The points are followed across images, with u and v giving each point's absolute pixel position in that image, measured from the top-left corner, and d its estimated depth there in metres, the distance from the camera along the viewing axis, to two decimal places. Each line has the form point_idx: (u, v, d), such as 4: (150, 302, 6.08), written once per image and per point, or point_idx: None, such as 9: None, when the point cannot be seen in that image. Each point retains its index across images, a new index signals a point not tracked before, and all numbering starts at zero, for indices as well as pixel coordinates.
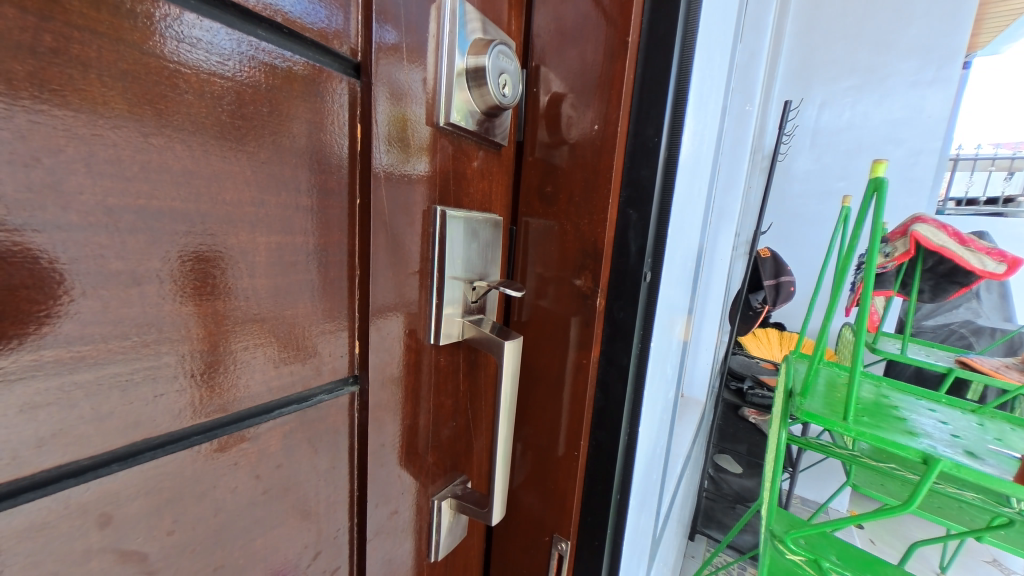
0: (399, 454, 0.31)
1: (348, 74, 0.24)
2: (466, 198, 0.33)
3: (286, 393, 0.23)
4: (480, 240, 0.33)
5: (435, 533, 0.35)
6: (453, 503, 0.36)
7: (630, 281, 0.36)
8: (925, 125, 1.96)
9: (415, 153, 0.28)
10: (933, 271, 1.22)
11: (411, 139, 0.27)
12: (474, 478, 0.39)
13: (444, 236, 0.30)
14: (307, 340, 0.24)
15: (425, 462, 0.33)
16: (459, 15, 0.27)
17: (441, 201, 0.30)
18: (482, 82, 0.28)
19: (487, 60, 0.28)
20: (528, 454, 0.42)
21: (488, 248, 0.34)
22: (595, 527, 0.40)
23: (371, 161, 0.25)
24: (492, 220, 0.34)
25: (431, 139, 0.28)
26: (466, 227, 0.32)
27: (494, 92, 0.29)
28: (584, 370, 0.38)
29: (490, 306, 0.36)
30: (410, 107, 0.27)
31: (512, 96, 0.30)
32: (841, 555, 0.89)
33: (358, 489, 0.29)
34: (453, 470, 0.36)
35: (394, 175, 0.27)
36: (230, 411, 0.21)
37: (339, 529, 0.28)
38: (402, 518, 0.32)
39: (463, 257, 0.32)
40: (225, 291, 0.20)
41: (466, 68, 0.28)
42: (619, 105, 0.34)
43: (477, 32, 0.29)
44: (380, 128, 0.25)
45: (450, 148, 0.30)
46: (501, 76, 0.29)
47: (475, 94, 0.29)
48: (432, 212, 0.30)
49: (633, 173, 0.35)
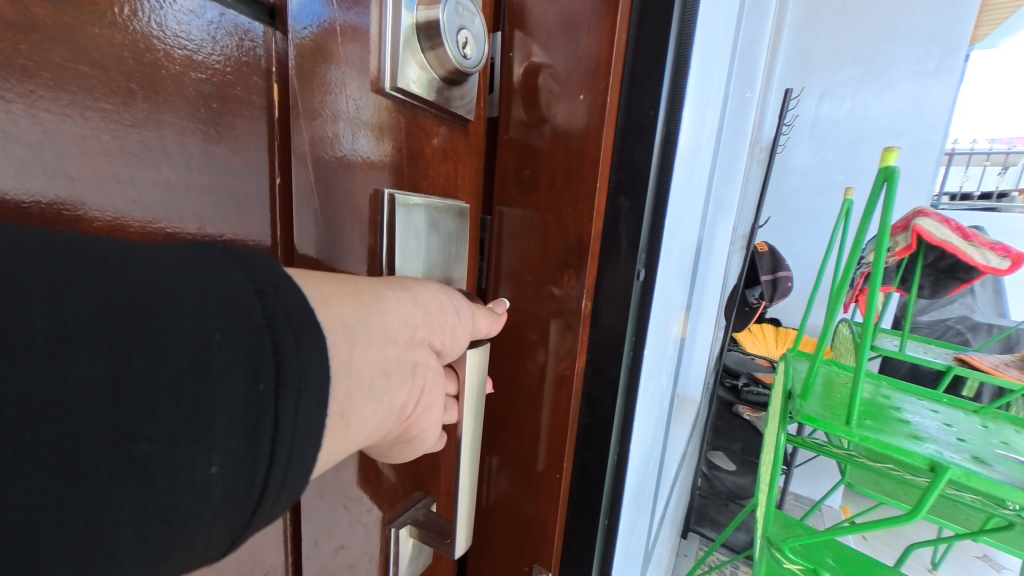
0: (355, 475, 0.27)
1: (258, 19, 0.19)
2: (426, 181, 0.28)
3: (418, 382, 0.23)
4: (442, 232, 0.28)
5: (392, 565, 0.30)
6: (414, 531, 0.31)
7: (623, 283, 0.32)
8: (927, 117, 1.92)
9: (361, 124, 0.23)
10: (935, 266, 1.19)
11: (354, 107, 0.23)
12: (440, 498, 0.34)
13: (395, 225, 0.25)
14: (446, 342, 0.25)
15: (386, 481, 0.29)
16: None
17: (393, 183, 0.25)
18: (438, 41, 0.23)
19: (441, 12, 0.23)
20: (505, 469, 0.37)
21: (453, 242, 0.29)
22: (581, 556, 0.36)
23: (297, 133, 0.21)
24: (458, 208, 0.29)
25: (374, 104, 0.23)
26: (426, 217, 0.27)
27: (452, 52, 0.24)
28: (568, 382, 0.33)
29: None
30: (350, 69, 0.22)
31: (476, 62, 0.26)
32: (837, 557, 0.86)
33: (294, 525, 0.25)
34: (417, 490, 0.32)
35: (343, 153, 0.22)
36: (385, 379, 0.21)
37: (271, 570, 0.24)
38: (352, 551, 0.28)
39: (422, 252, 0.27)
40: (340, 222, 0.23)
41: (417, 23, 0.23)
42: (609, 71, 0.29)
43: None
44: (313, 90, 0.21)
45: (403, 119, 0.25)
46: (461, 32, 0.24)
47: (430, 55, 0.24)
48: (380, 196, 0.24)
49: (624, 154, 0.31)
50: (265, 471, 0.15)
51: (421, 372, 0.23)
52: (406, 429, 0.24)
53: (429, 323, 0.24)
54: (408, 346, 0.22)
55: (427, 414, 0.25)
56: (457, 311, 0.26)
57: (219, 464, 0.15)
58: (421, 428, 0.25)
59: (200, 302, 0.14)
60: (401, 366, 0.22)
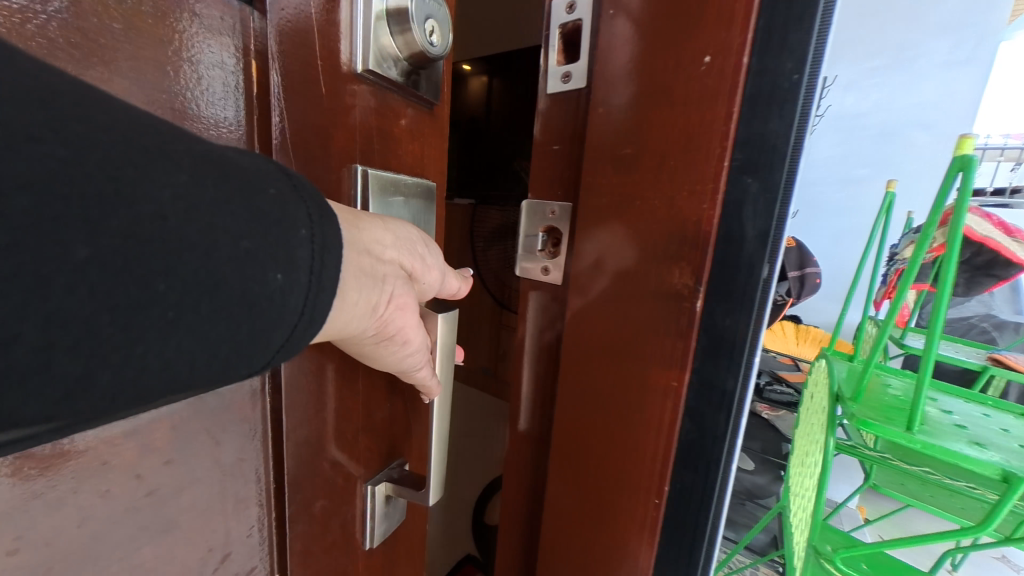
0: (329, 436, 0.29)
1: None
2: (397, 159, 0.30)
3: (388, 286, 0.26)
4: (410, 210, 0.30)
5: (369, 520, 0.33)
6: (390, 487, 0.33)
7: (743, 271, 0.31)
8: (958, 107, 1.82)
9: (333, 104, 0.25)
10: (970, 262, 1.13)
11: (325, 87, 0.25)
12: (413, 461, 0.37)
13: (366, 199, 0.27)
14: (417, 269, 0.28)
15: (360, 443, 0.31)
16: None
17: (364, 159, 0.27)
18: (407, 27, 0.26)
19: (409, 3, 0.25)
20: (602, 447, 0.39)
21: (421, 217, 0.32)
22: (677, 551, 0.37)
23: (274, 108, 0.23)
24: (426, 186, 0.31)
25: (346, 85, 0.25)
26: (394, 194, 0.29)
27: (420, 37, 0.26)
28: (677, 390, 0.34)
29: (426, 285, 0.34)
30: (322, 49, 0.24)
31: (441, 49, 0.28)
32: (870, 564, 0.84)
33: (276, 482, 0.27)
34: (390, 453, 0.34)
35: (307, 142, 0.24)
36: (363, 273, 0.24)
37: (255, 525, 0.27)
38: (330, 509, 0.30)
39: None
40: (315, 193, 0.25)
41: (388, 10, 0.25)
42: (742, 32, 0.29)
43: None
44: (302, 76, 0.24)
45: (373, 100, 0.27)
46: (428, 21, 0.26)
47: (399, 39, 0.26)
48: (353, 171, 0.27)
49: (755, 126, 0.30)
50: (309, 272, 0.21)
51: (392, 283, 0.26)
52: (384, 328, 0.26)
53: (401, 246, 0.26)
54: (378, 262, 0.25)
55: (402, 315, 0.27)
56: (425, 242, 0.28)
57: (282, 274, 0.20)
58: (398, 328, 0.27)
59: (245, 167, 0.20)
60: (375, 273, 0.25)
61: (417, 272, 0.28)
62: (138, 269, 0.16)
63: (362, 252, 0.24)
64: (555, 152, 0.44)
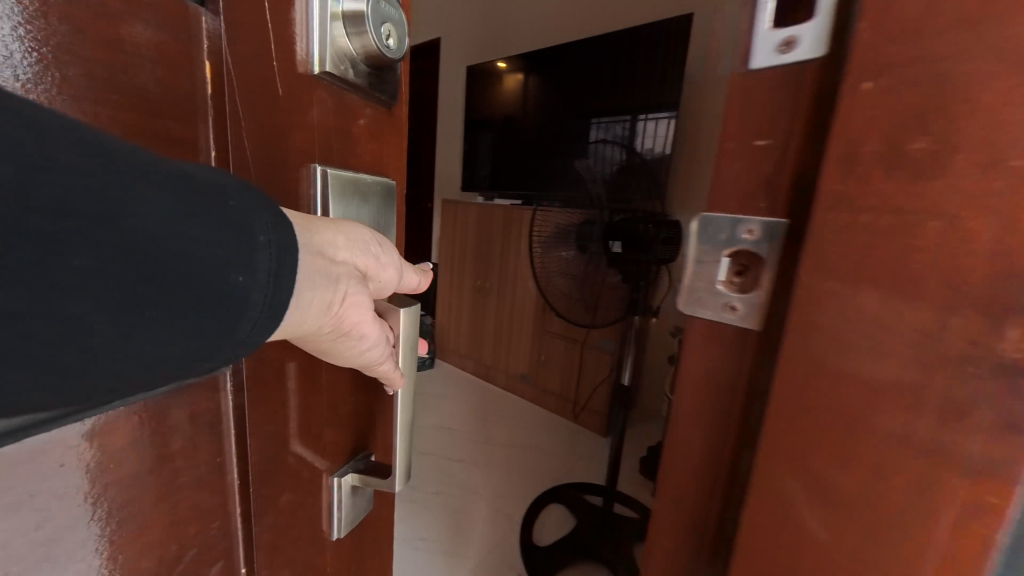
0: (294, 431, 0.29)
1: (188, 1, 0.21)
2: (355, 159, 0.29)
3: (341, 285, 0.26)
4: (372, 207, 0.31)
5: (336, 509, 0.33)
6: (358, 478, 0.33)
7: None
8: None
9: (289, 108, 0.25)
10: None
11: (281, 92, 0.25)
12: (379, 450, 0.36)
13: (327, 200, 0.27)
14: (371, 268, 0.29)
15: (325, 440, 0.31)
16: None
17: (323, 160, 0.27)
18: (362, 30, 0.26)
19: (364, 6, 0.25)
20: None
21: (382, 215, 0.32)
22: None
23: (228, 117, 0.23)
24: (386, 185, 0.32)
25: (300, 84, 0.25)
26: (356, 194, 0.29)
27: (375, 42, 0.26)
28: (993, 516, 0.15)
29: None
30: (273, 52, 0.24)
31: (397, 52, 0.28)
32: None
33: (245, 471, 0.27)
34: (357, 445, 0.34)
35: (261, 147, 0.25)
36: (317, 272, 0.25)
37: (224, 515, 0.26)
38: (296, 500, 0.30)
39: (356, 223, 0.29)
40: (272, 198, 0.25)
41: (343, 13, 0.25)
42: None
43: None
44: (255, 81, 0.24)
45: (331, 102, 0.27)
46: (384, 25, 0.26)
47: (354, 41, 0.26)
48: (312, 171, 0.26)
49: None
50: (269, 275, 0.22)
51: (346, 283, 0.26)
52: (339, 324, 0.26)
53: (354, 245, 0.27)
54: (332, 263, 0.26)
55: (357, 310, 0.27)
56: (379, 242, 0.29)
57: (244, 275, 0.21)
58: (354, 322, 0.27)
59: (203, 175, 0.20)
60: (327, 273, 0.25)
61: (371, 270, 0.28)
62: (117, 278, 0.17)
63: (316, 253, 0.25)
64: (753, 161, 0.19)
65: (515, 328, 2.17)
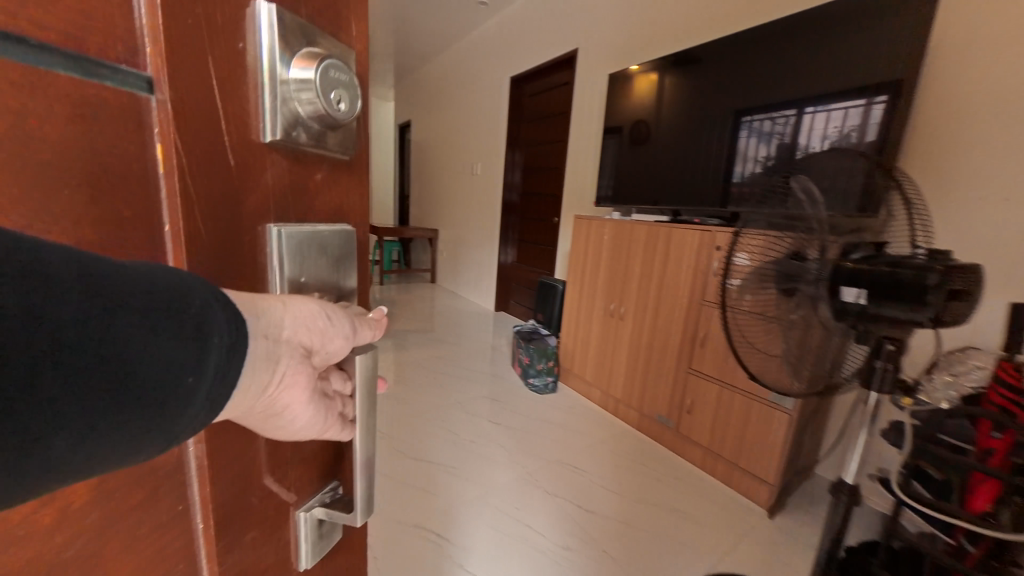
0: (264, 469, 0.33)
1: (143, 89, 0.22)
2: (313, 210, 0.34)
3: (277, 368, 0.29)
4: (330, 255, 0.34)
5: (301, 542, 0.37)
6: (323, 509, 0.38)
7: None
8: None
9: (249, 178, 0.28)
10: None
11: (242, 165, 0.27)
12: (344, 480, 0.42)
13: (282, 254, 0.30)
14: (319, 339, 0.31)
15: (284, 480, 0.35)
16: (287, 25, 0.27)
17: (279, 218, 0.30)
18: (311, 94, 0.28)
19: (313, 76, 0.27)
20: None
21: (341, 260, 0.35)
22: None
23: (187, 199, 0.24)
24: (344, 231, 0.35)
25: (254, 155, 0.28)
26: (312, 243, 0.32)
27: (326, 108, 0.29)
28: None
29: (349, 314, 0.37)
30: (227, 128, 0.26)
31: (350, 110, 0.30)
32: None
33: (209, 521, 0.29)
34: (325, 479, 0.39)
35: (221, 222, 0.26)
36: (258, 357, 0.28)
37: (189, 553, 0.29)
38: (264, 536, 0.33)
39: (311, 270, 0.32)
40: (224, 263, 0.27)
41: (291, 80, 0.28)
42: None
43: (304, 44, 0.28)
44: (208, 161, 0.25)
45: (286, 162, 0.30)
46: (334, 90, 0.29)
47: (305, 103, 0.28)
48: (269, 233, 0.29)
49: None
50: (211, 375, 0.24)
51: (285, 361, 0.29)
52: (271, 404, 0.29)
53: (306, 317, 0.30)
54: (275, 342, 0.28)
55: (291, 391, 0.30)
56: (326, 316, 0.31)
57: (192, 376, 0.24)
58: (287, 400, 0.30)
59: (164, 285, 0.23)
60: (265, 354, 0.28)
61: (315, 345, 0.31)
62: (59, 385, 0.20)
63: (263, 330, 0.27)
64: None
65: (654, 363, 1.93)
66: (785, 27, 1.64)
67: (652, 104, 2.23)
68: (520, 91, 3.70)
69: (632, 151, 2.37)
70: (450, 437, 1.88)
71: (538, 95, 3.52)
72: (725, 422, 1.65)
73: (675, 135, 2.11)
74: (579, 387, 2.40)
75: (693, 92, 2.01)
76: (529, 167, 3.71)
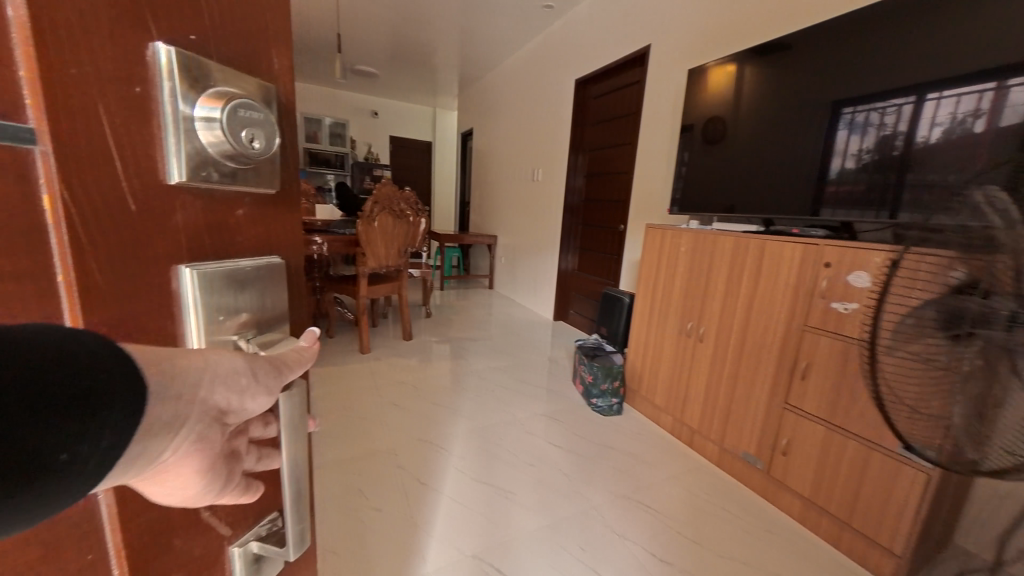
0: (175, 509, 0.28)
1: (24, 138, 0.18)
2: (236, 248, 0.31)
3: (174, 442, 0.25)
4: (251, 290, 0.31)
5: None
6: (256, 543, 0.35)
7: None
8: None
9: (154, 220, 0.25)
10: None
11: (149, 210, 0.25)
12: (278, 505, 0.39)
13: (192, 299, 0.27)
14: (243, 397, 0.29)
15: (216, 509, 0.33)
16: (187, 63, 0.25)
17: (190, 258, 0.27)
18: (216, 135, 0.26)
19: (220, 116, 0.26)
20: None
21: (266, 294, 0.33)
22: None
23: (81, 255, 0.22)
24: (269, 263, 0.33)
25: (160, 198, 0.25)
26: (229, 279, 0.29)
27: (238, 147, 0.27)
28: None
29: (276, 343, 0.34)
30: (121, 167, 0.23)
31: (267, 147, 0.29)
32: None
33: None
34: (259, 512, 0.37)
35: (119, 274, 0.24)
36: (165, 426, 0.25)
37: None
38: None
39: (228, 305, 0.29)
40: (115, 317, 0.24)
41: (193, 115, 0.25)
42: None
43: (211, 78, 0.26)
44: (110, 213, 0.23)
45: (199, 202, 0.28)
46: (249, 130, 0.27)
47: (214, 139, 0.26)
48: (180, 273, 0.27)
49: None
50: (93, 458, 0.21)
51: (190, 425, 0.26)
52: (157, 473, 0.26)
53: (224, 374, 0.27)
54: (189, 403, 0.25)
55: (188, 463, 0.27)
56: (252, 374, 0.29)
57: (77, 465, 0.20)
58: (186, 473, 0.27)
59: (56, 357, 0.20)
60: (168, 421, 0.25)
61: (231, 405, 0.28)
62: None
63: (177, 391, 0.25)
64: None
65: (739, 396, 1.70)
66: (900, 3, 1.42)
67: (728, 99, 2.02)
68: (584, 94, 3.58)
69: (704, 151, 2.17)
70: (508, 458, 1.80)
71: (603, 96, 3.37)
72: (829, 469, 1.40)
73: (755, 132, 1.90)
74: (645, 409, 2.22)
75: (778, 84, 1.79)
76: (593, 171, 3.56)
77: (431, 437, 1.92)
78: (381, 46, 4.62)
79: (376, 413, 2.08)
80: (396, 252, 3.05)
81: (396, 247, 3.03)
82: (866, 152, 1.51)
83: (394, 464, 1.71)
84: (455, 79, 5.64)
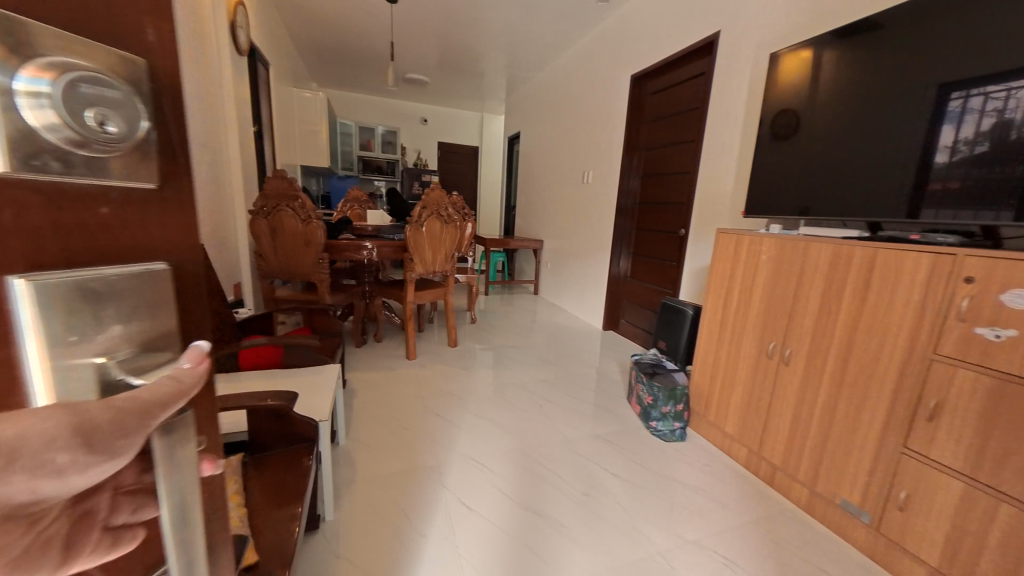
0: None
1: None
2: (100, 256, 0.23)
3: None
4: (127, 307, 0.22)
5: None
6: None
7: None
8: None
9: None
10: None
11: None
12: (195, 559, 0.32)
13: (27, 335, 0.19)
14: (69, 468, 0.18)
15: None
16: (16, 24, 0.18)
17: (26, 266, 0.20)
18: (54, 119, 0.19)
19: (53, 91, 0.19)
20: None
21: (139, 306, 0.23)
22: None
23: None
24: (151, 268, 0.25)
25: None
26: (85, 302, 0.20)
27: (85, 134, 0.20)
28: None
29: (150, 362, 0.24)
30: None
31: (128, 131, 0.22)
32: None
33: None
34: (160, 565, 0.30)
35: None
36: None
37: None
38: None
39: (69, 338, 0.20)
40: None
41: (26, 95, 0.18)
42: None
43: (49, 47, 0.19)
44: None
45: (37, 195, 0.20)
46: (97, 111, 0.20)
47: (50, 119, 0.19)
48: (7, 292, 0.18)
49: None
50: None
51: None
52: None
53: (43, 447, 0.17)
54: None
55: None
56: (88, 441, 0.18)
57: None
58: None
59: None
60: None
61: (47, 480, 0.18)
62: None
63: None
64: None
65: (842, 438, 1.41)
66: None
67: (804, 90, 1.82)
68: (640, 90, 3.36)
69: (776, 150, 1.95)
70: (558, 484, 1.65)
71: (660, 91, 3.15)
72: (970, 534, 1.12)
73: (837, 126, 1.69)
74: (713, 437, 1.97)
75: (865, 69, 1.59)
76: (648, 172, 3.34)
77: (474, 454, 1.81)
78: (431, 54, 4.68)
79: (421, 426, 2.01)
80: (442, 258, 3.02)
81: (443, 250, 2.99)
82: (974, 141, 1.31)
83: (439, 483, 1.61)
84: (502, 83, 5.61)
